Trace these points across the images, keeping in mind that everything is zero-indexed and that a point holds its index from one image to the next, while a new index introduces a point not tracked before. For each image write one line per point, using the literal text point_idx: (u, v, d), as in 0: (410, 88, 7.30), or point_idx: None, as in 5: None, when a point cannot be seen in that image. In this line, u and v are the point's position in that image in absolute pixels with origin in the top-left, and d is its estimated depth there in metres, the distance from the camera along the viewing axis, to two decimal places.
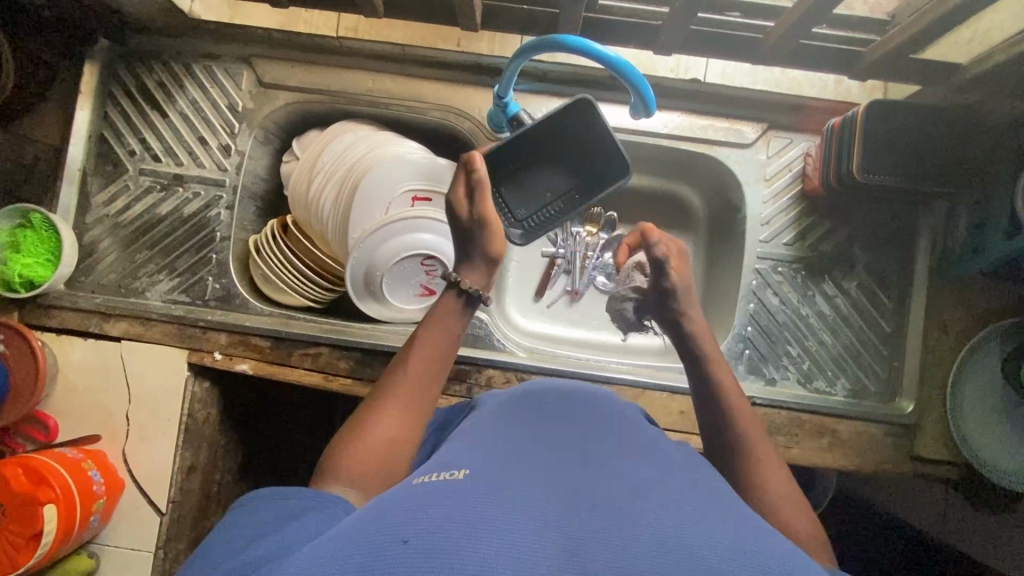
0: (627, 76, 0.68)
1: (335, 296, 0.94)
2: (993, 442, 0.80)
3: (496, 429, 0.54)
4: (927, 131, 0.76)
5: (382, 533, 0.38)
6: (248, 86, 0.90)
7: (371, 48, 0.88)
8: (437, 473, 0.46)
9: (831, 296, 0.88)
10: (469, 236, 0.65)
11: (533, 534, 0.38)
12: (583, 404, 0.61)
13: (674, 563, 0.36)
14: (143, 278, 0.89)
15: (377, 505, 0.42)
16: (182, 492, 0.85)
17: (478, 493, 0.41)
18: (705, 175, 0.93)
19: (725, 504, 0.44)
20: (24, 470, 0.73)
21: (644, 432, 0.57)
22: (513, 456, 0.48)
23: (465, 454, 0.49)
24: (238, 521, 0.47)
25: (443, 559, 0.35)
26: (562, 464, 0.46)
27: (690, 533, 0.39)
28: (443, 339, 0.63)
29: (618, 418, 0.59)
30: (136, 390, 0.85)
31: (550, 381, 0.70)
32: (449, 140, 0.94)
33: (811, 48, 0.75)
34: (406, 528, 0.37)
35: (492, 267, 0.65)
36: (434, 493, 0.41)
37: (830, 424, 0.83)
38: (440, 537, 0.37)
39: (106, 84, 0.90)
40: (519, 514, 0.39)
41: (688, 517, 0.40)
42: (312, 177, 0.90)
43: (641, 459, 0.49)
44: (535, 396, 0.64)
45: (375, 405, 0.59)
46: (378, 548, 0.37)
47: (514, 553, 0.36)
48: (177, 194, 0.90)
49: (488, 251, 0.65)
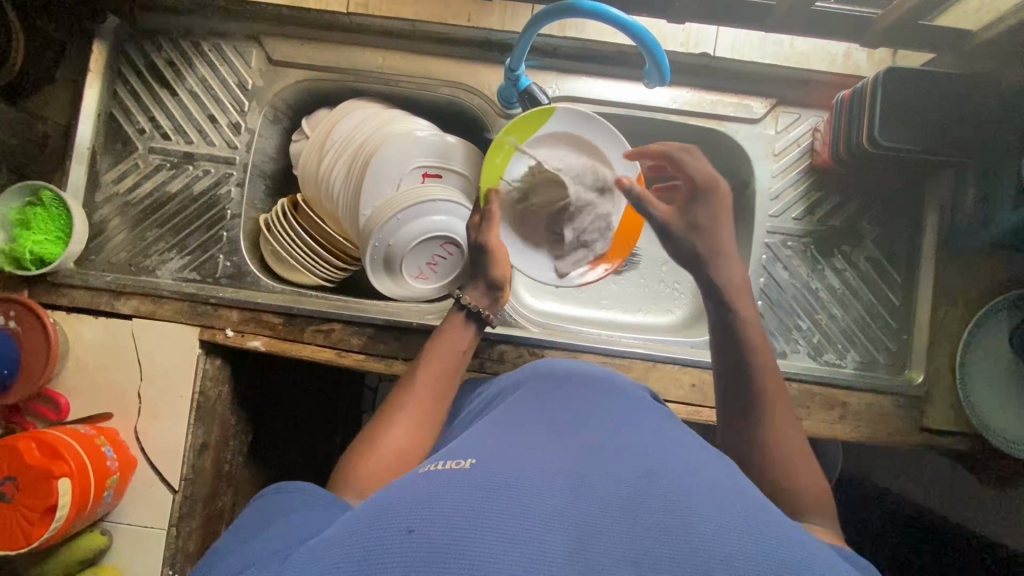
0: (643, 42, 0.69)
1: (346, 274, 0.95)
2: (1000, 411, 0.81)
3: (501, 420, 0.55)
4: (937, 100, 0.76)
5: (386, 522, 0.39)
6: (257, 64, 0.90)
7: (381, 25, 0.88)
8: (443, 463, 0.47)
9: (841, 270, 0.88)
10: (479, 259, 0.78)
11: (535, 523, 0.38)
12: (584, 390, 0.62)
13: (683, 548, 0.37)
14: (153, 256, 0.88)
15: (383, 496, 0.43)
16: (194, 470, 0.85)
17: (481, 481, 0.42)
18: (713, 152, 0.93)
19: (731, 490, 0.45)
20: (37, 444, 0.73)
21: (649, 417, 0.58)
22: (517, 444, 0.49)
23: (470, 444, 0.50)
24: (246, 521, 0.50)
25: (447, 547, 0.36)
26: (570, 453, 0.47)
27: (700, 523, 0.39)
28: (456, 351, 0.74)
29: (625, 406, 0.60)
30: (148, 367, 0.85)
31: (554, 363, 0.71)
32: (459, 118, 0.94)
33: (823, 17, 0.76)
34: (409, 518, 0.38)
35: (496, 289, 0.78)
36: (441, 482, 0.42)
37: (840, 397, 0.84)
38: (443, 527, 0.37)
39: (115, 62, 0.90)
40: (522, 503, 0.40)
41: (698, 505, 0.41)
42: (322, 155, 0.90)
43: (648, 445, 0.50)
44: (542, 384, 0.64)
45: (388, 421, 0.64)
46: (382, 538, 0.38)
47: (518, 541, 0.37)
48: (187, 171, 0.90)
49: (490, 276, 0.77)
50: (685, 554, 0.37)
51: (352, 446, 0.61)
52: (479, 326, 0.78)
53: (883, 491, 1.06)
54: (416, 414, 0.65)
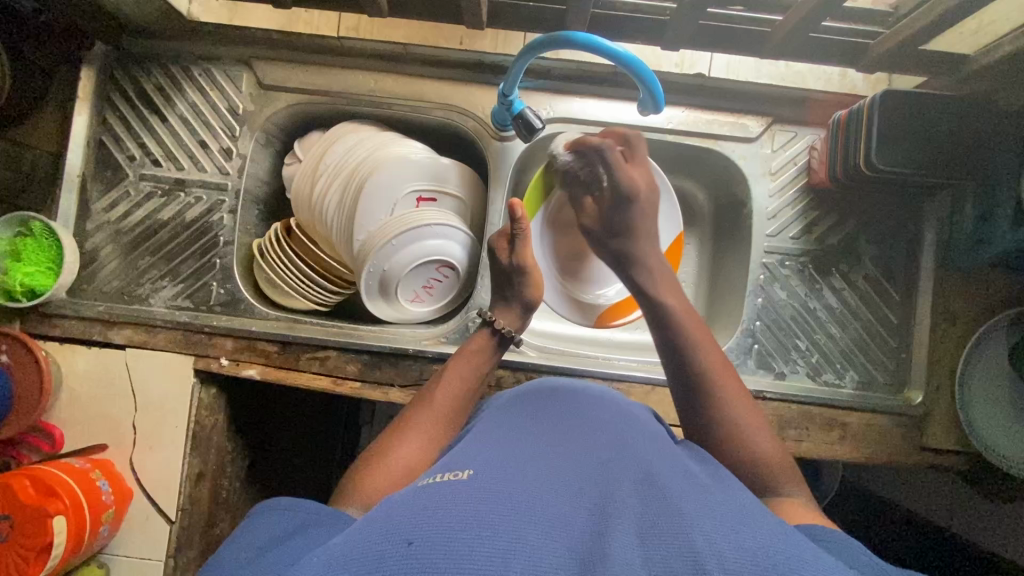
0: (637, 71, 0.69)
1: (341, 298, 0.94)
2: (1002, 431, 0.80)
3: (498, 431, 0.55)
4: (934, 120, 0.76)
5: (386, 535, 0.38)
6: (248, 88, 0.89)
7: (372, 48, 0.88)
8: (440, 475, 0.46)
9: (839, 289, 0.88)
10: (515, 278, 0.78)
11: (536, 532, 0.38)
12: (579, 400, 0.62)
13: (686, 555, 0.37)
14: (146, 284, 0.88)
15: (382, 510, 0.42)
16: (191, 500, 0.84)
17: (482, 492, 0.41)
18: (710, 169, 0.93)
19: (729, 498, 0.46)
20: (31, 481, 0.72)
21: (641, 428, 0.58)
22: (514, 456, 0.48)
23: (466, 456, 0.49)
24: (242, 534, 0.51)
25: (448, 553, 0.36)
26: (564, 464, 0.47)
27: (696, 527, 0.39)
28: (477, 375, 0.74)
29: (621, 417, 0.60)
30: (143, 398, 0.84)
31: (553, 379, 0.71)
32: (453, 139, 0.93)
33: (819, 41, 0.76)
34: (409, 530, 0.38)
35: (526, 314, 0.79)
36: (438, 494, 0.42)
37: (839, 417, 0.84)
38: (445, 537, 0.37)
39: (103, 88, 0.89)
40: (522, 515, 0.39)
41: (695, 513, 0.41)
42: (316, 179, 0.88)
43: (640, 455, 0.51)
44: (537, 395, 0.64)
45: (403, 430, 0.66)
46: (383, 550, 0.37)
47: (520, 550, 0.37)
48: (179, 198, 0.89)
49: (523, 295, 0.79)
50: (684, 556, 0.37)
51: (368, 448, 0.64)
52: (502, 349, 0.78)
53: (885, 505, 1.05)
54: (427, 427, 0.66)
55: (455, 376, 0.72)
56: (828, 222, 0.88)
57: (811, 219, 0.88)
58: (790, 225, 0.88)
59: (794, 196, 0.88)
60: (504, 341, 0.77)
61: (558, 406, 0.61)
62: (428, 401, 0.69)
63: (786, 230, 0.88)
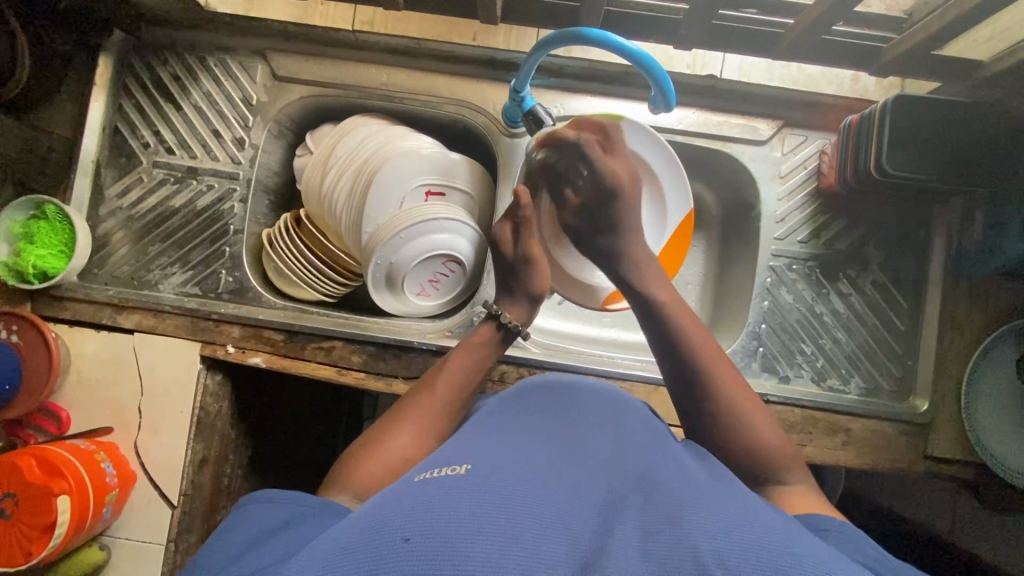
0: (648, 68, 0.69)
1: (348, 290, 0.95)
2: (1007, 441, 0.80)
3: (498, 426, 0.55)
4: (947, 125, 0.75)
5: (382, 531, 0.38)
6: (262, 79, 0.90)
7: (387, 42, 0.88)
8: (437, 470, 0.46)
9: (846, 294, 0.87)
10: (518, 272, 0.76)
11: (532, 530, 0.38)
12: (580, 395, 0.62)
13: (682, 552, 0.37)
14: (156, 270, 0.88)
15: (378, 505, 0.42)
16: (194, 485, 0.85)
17: (479, 488, 0.41)
18: (720, 172, 0.93)
19: (729, 496, 0.45)
20: (37, 461, 0.73)
21: (639, 423, 0.59)
22: (513, 451, 0.48)
23: (463, 451, 0.50)
24: (238, 523, 0.51)
25: (445, 549, 0.36)
26: (565, 463, 0.47)
27: (692, 524, 0.39)
28: (478, 366, 0.72)
29: (623, 414, 0.60)
30: (149, 382, 0.85)
31: (556, 375, 0.70)
32: (463, 135, 0.94)
33: (832, 44, 0.76)
34: (405, 526, 0.38)
35: (533, 306, 0.77)
36: (435, 489, 0.42)
37: (844, 423, 0.83)
38: (440, 534, 0.37)
39: (119, 75, 0.90)
40: (519, 512, 0.39)
41: (692, 509, 0.41)
42: (326, 171, 0.89)
43: (642, 455, 0.50)
44: (537, 390, 0.64)
45: (400, 419, 0.65)
46: (379, 546, 0.37)
47: (515, 546, 0.36)
48: (190, 186, 0.90)
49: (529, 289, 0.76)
50: (679, 556, 0.37)
51: (366, 433, 0.65)
52: (506, 342, 0.76)
53: (886, 514, 1.05)
54: (423, 418, 0.66)
55: (455, 369, 0.71)
56: (836, 226, 0.88)
57: (819, 223, 0.88)
58: (798, 228, 0.88)
59: (802, 198, 0.88)
60: (508, 335, 0.75)
61: (557, 401, 0.61)
62: (428, 391, 0.68)
63: (794, 234, 0.88)
